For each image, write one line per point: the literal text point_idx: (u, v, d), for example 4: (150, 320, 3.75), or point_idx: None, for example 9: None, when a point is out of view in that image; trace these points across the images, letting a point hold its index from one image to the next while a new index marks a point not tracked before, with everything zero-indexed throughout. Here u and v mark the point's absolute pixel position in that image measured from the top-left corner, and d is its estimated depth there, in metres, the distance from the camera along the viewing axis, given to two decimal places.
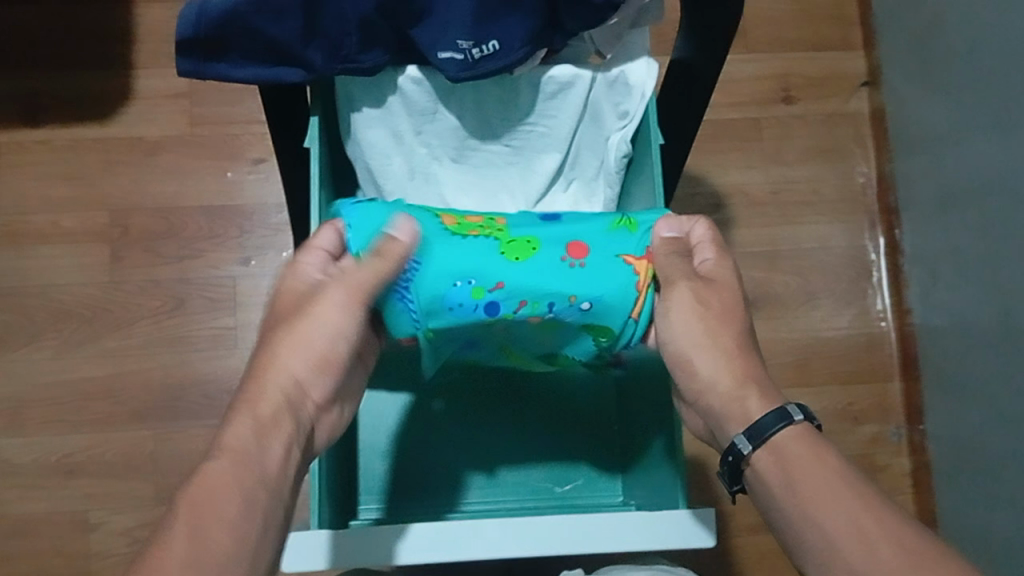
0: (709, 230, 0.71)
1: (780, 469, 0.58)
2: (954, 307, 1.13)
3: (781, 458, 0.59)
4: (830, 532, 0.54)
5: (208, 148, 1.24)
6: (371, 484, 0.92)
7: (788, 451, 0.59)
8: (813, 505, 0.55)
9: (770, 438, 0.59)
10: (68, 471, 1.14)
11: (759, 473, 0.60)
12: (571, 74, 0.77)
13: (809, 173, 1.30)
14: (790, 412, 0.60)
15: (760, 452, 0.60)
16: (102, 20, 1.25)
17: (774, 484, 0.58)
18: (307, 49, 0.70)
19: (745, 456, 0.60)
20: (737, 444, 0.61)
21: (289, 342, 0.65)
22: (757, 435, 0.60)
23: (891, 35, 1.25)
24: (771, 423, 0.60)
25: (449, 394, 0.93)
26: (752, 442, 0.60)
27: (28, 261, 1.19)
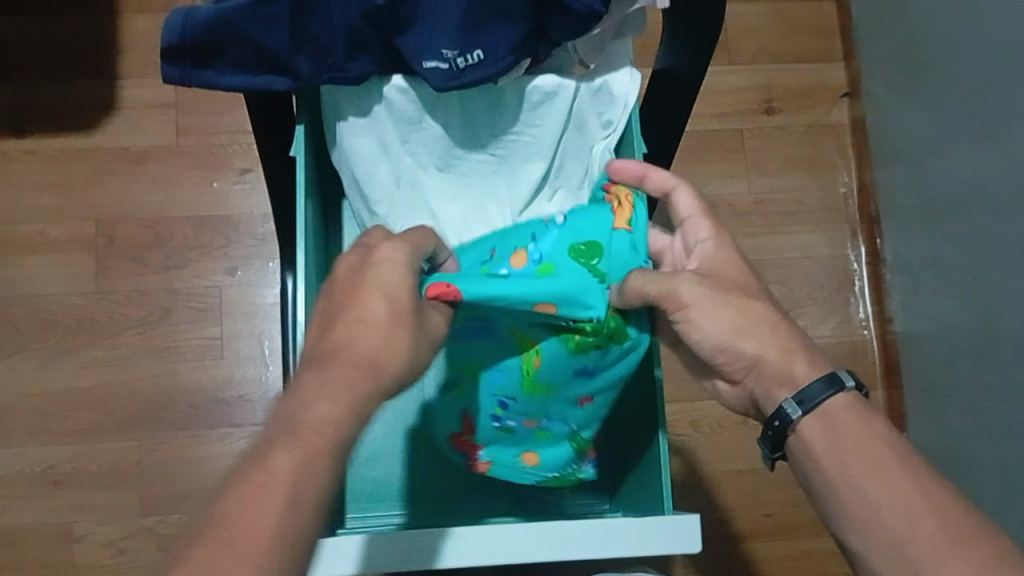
0: (692, 200, 0.73)
1: (826, 435, 0.61)
2: (934, 315, 1.15)
3: (832, 426, 0.61)
4: (871, 499, 0.57)
5: (194, 158, 1.24)
6: (364, 492, 0.92)
7: (837, 418, 0.61)
8: (853, 466, 0.59)
9: (821, 404, 0.62)
10: (55, 482, 1.14)
11: (803, 440, 0.62)
12: (555, 84, 0.78)
13: (791, 183, 1.31)
14: (843, 379, 0.62)
15: (809, 419, 0.62)
16: (86, 31, 1.25)
17: (822, 452, 0.61)
18: (294, 56, 0.70)
19: (793, 421, 0.62)
20: (788, 410, 0.62)
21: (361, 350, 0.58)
22: (808, 400, 0.62)
23: (871, 46, 1.27)
24: (821, 390, 0.62)
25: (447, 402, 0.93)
26: (802, 408, 0.62)
27: (12, 271, 1.19)
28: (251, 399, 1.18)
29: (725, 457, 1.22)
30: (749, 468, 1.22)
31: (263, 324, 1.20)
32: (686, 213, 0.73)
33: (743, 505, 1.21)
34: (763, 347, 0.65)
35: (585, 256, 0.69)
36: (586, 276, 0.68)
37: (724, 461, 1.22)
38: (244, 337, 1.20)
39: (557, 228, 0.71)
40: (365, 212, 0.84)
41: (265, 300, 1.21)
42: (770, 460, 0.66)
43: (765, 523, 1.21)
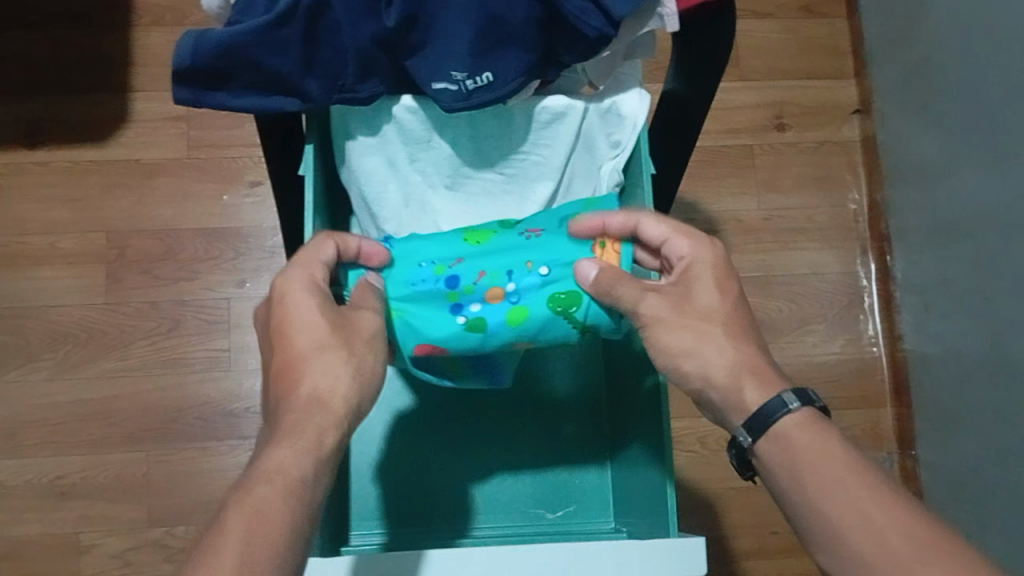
0: (661, 221, 0.68)
1: (785, 459, 0.59)
2: (944, 335, 1.14)
3: (786, 447, 0.59)
4: (835, 520, 0.55)
5: (206, 172, 1.24)
6: (365, 509, 0.91)
7: (793, 441, 0.59)
8: (813, 492, 0.57)
9: (769, 428, 0.60)
10: (62, 493, 1.14)
11: (764, 463, 0.61)
12: (564, 104, 0.78)
13: (801, 200, 1.31)
14: (788, 400, 0.60)
15: (762, 443, 0.60)
16: (101, 45, 1.26)
17: (783, 477, 0.59)
18: (305, 79, 0.71)
19: (748, 447, 0.61)
20: (740, 437, 0.61)
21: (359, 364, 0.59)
22: (757, 426, 0.60)
23: (883, 64, 1.27)
24: (769, 414, 0.60)
25: (445, 421, 0.93)
26: (753, 434, 0.61)
27: (24, 282, 1.20)
28: (257, 413, 1.18)
29: (731, 476, 1.21)
30: (756, 487, 1.22)
31: None
32: (661, 238, 0.68)
33: (749, 523, 1.21)
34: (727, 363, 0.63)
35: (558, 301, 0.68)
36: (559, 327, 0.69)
37: (731, 479, 1.21)
38: (252, 350, 1.20)
39: (540, 281, 0.69)
40: (373, 231, 0.84)
41: None
42: (748, 481, 0.65)
43: (772, 543, 1.21)
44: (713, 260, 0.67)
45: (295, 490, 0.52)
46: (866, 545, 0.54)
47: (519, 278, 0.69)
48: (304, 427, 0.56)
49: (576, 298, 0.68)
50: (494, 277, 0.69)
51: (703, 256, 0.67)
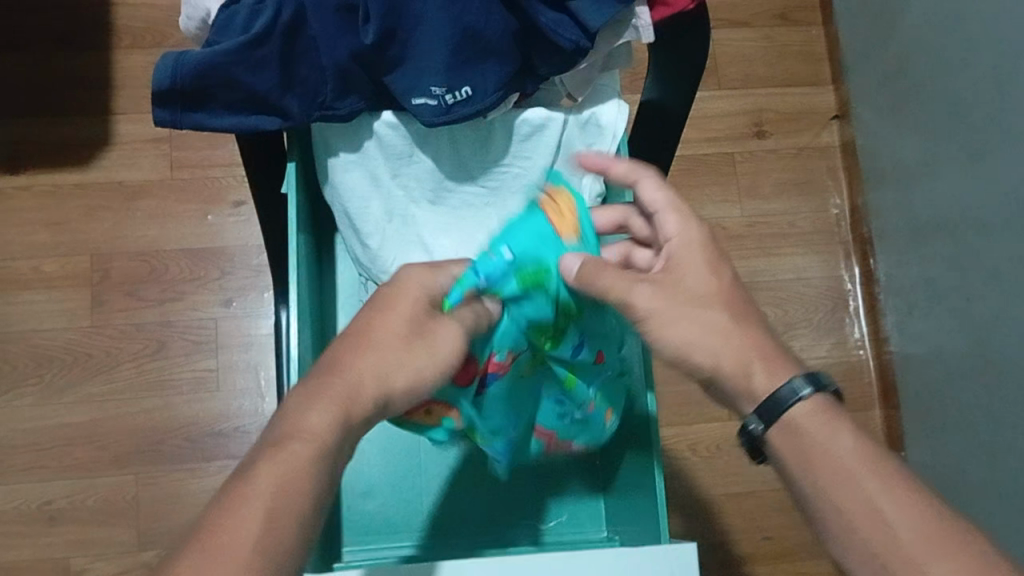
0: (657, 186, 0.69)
1: (794, 448, 0.59)
2: (928, 335, 1.15)
3: (797, 435, 0.59)
4: (839, 506, 0.56)
5: (190, 192, 1.24)
6: (356, 528, 0.91)
7: (803, 427, 0.59)
8: (823, 480, 0.57)
9: (782, 416, 0.59)
10: (51, 518, 1.14)
11: (774, 451, 0.60)
12: (544, 116, 0.79)
13: (783, 206, 1.32)
14: (799, 388, 0.59)
15: (774, 430, 0.60)
16: (81, 69, 1.26)
17: (794, 464, 0.59)
18: (285, 97, 0.71)
19: (759, 435, 0.61)
20: (751, 427, 0.61)
21: (427, 343, 0.63)
22: (768, 413, 0.60)
23: (859, 69, 1.28)
24: (780, 402, 0.59)
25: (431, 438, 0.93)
26: (764, 422, 0.60)
27: (8, 307, 1.19)
28: (247, 431, 1.18)
29: (722, 482, 1.22)
30: (748, 492, 1.22)
31: (259, 355, 1.21)
32: (653, 205, 0.69)
33: (741, 528, 1.21)
34: (720, 357, 0.62)
35: (531, 278, 0.68)
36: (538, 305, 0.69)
37: (723, 484, 1.22)
38: (241, 369, 1.20)
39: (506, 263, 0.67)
40: (357, 245, 0.83)
41: (260, 331, 1.21)
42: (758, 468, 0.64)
43: (766, 547, 1.21)
44: (699, 241, 0.67)
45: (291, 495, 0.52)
46: (857, 544, 0.54)
47: (488, 265, 0.67)
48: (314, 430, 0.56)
49: (543, 271, 0.68)
50: (463, 282, 0.67)
51: (688, 233, 0.67)
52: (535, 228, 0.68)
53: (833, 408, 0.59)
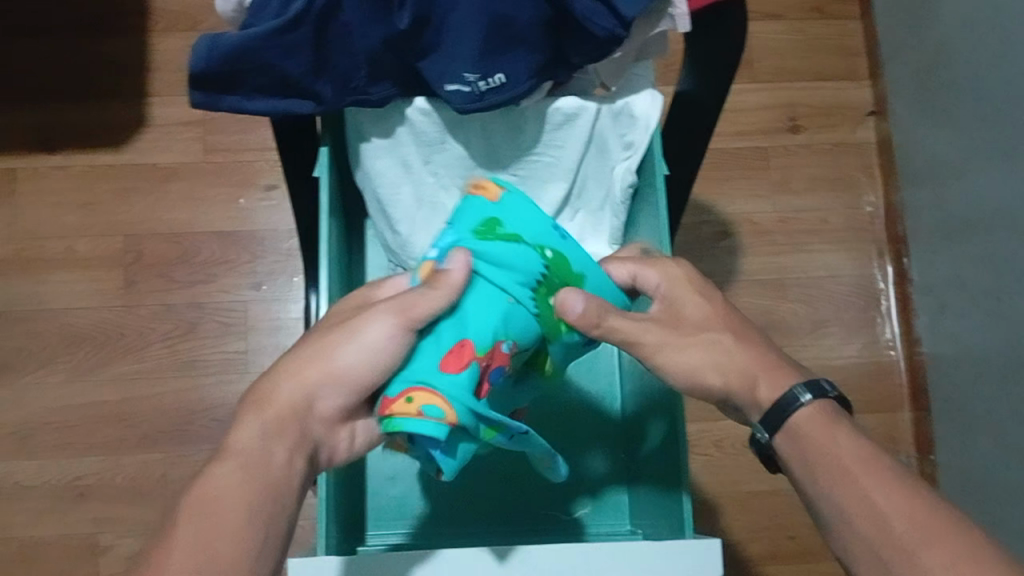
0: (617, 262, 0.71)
1: (796, 452, 0.58)
2: (959, 336, 1.13)
3: (798, 440, 0.58)
4: (839, 506, 0.54)
5: (221, 176, 1.25)
6: (379, 510, 0.91)
7: (805, 432, 0.58)
8: (824, 482, 0.55)
9: (785, 422, 0.59)
10: (79, 495, 1.15)
11: (782, 458, 0.60)
12: (577, 106, 0.78)
13: (815, 202, 1.31)
14: (800, 394, 0.59)
15: (779, 437, 0.60)
16: (117, 51, 1.27)
17: (795, 469, 0.59)
18: (317, 82, 0.71)
19: (766, 443, 0.61)
20: (759, 437, 0.61)
21: (351, 342, 0.63)
22: (771, 421, 0.60)
23: (896, 64, 1.26)
24: (783, 408, 0.60)
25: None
26: (767, 429, 0.60)
27: (41, 286, 1.21)
28: None
29: (746, 479, 1.21)
30: (771, 491, 1.21)
31: (287, 340, 1.21)
32: (629, 277, 0.71)
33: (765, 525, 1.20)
34: (729, 375, 0.64)
35: (493, 234, 0.68)
36: (506, 249, 0.67)
37: (746, 481, 1.21)
38: (268, 353, 1.21)
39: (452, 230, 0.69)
40: (387, 230, 0.85)
41: (288, 315, 1.22)
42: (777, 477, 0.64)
43: (788, 546, 1.20)
44: (686, 276, 0.69)
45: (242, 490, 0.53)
46: None
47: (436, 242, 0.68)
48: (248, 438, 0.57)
49: (494, 224, 0.69)
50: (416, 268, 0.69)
51: (672, 272, 0.70)
52: (474, 195, 0.70)
53: (834, 413, 0.59)
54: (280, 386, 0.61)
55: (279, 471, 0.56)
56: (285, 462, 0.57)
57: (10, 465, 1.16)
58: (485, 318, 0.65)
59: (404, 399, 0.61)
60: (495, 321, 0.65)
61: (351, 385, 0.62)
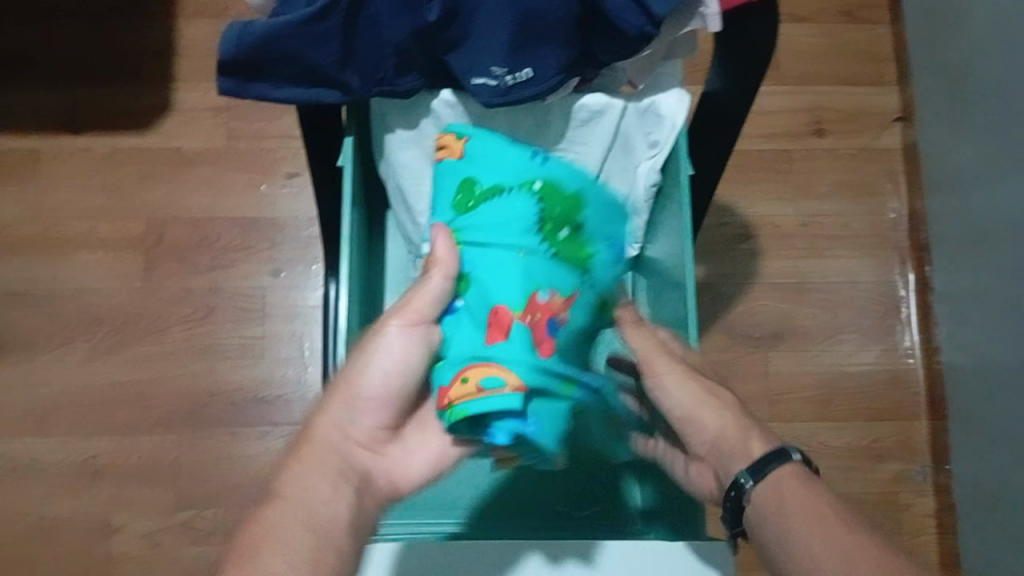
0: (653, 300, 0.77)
1: (775, 502, 0.61)
2: (978, 346, 1.12)
3: (781, 491, 0.61)
4: (805, 549, 0.57)
5: (244, 162, 1.26)
6: (423, 506, 0.91)
7: (787, 485, 0.61)
8: (795, 529, 0.58)
9: (770, 474, 0.62)
10: (94, 474, 1.16)
11: (756, 508, 0.62)
12: (603, 102, 0.78)
13: (838, 207, 1.30)
14: (792, 452, 0.63)
15: (762, 488, 0.62)
16: (145, 35, 1.28)
17: (766, 516, 0.61)
18: (344, 72, 0.71)
19: (746, 490, 0.63)
20: (742, 481, 0.63)
21: (359, 360, 0.66)
22: (759, 470, 0.63)
23: (924, 71, 1.25)
24: (770, 461, 0.63)
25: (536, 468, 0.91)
26: (754, 476, 0.63)
27: (63, 266, 1.22)
28: (289, 400, 1.20)
29: None
30: None
31: (303, 327, 1.22)
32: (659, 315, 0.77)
33: None
34: (723, 424, 0.68)
35: (474, 197, 0.72)
36: (494, 204, 0.71)
37: None
38: (285, 340, 1.21)
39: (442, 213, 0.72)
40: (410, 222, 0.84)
41: (306, 303, 1.23)
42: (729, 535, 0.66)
43: None
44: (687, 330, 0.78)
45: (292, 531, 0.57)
46: None
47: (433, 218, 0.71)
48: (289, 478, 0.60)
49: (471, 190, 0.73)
50: None
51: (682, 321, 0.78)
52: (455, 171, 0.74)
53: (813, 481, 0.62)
54: (315, 426, 0.63)
55: (326, 510, 0.58)
56: (331, 492, 0.60)
57: (27, 442, 1.17)
58: (506, 280, 0.68)
59: (460, 382, 0.63)
60: (520, 276, 0.68)
61: (376, 400, 0.65)
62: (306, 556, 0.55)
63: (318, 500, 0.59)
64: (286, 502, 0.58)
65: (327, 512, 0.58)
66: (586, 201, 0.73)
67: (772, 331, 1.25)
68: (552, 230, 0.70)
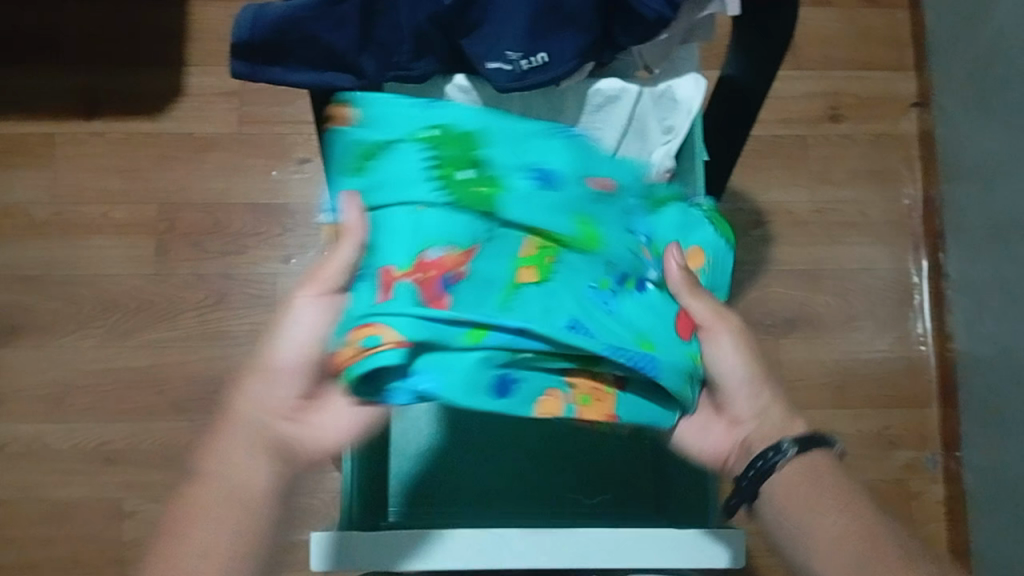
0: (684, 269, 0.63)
1: (809, 483, 0.62)
2: (997, 336, 1.11)
3: (816, 474, 0.62)
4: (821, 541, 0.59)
5: (256, 147, 1.25)
6: (433, 490, 0.90)
7: (820, 467, 0.63)
8: (820, 515, 0.60)
9: (811, 451, 0.63)
10: (108, 458, 1.17)
11: (790, 477, 0.63)
12: (618, 87, 0.77)
13: (853, 193, 1.29)
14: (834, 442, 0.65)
15: (797, 461, 0.63)
16: (159, 18, 1.27)
17: (798, 496, 0.62)
18: (361, 56, 0.70)
19: (785, 453, 0.63)
20: (784, 446, 0.63)
21: (280, 336, 0.61)
22: (801, 441, 0.64)
23: (945, 56, 1.24)
24: (813, 441, 0.64)
25: (549, 448, 0.90)
26: (796, 444, 0.63)
27: (77, 251, 1.22)
28: None
29: None
30: None
31: None
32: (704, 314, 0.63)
33: None
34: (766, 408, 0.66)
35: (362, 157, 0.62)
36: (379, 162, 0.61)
37: None
38: None
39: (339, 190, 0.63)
40: None
41: None
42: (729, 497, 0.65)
43: None
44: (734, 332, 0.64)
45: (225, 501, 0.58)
46: None
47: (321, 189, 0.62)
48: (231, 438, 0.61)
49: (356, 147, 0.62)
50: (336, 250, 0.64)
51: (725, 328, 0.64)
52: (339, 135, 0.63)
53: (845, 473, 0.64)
54: (245, 396, 0.61)
55: (252, 491, 0.59)
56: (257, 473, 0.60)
57: (41, 426, 1.18)
58: (397, 241, 0.58)
59: (346, 347, 0.54)
60: (413, 238, 0.58)
61: (306, 371, 0.61)
62: (227, 550, 0.56)
63: (238, 486, 0.59)
64: (211, 489, 0.58)
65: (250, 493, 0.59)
66: (490, 139, 0.61)
67: (785, 318, 1.24)
68: (450, 175, 0.60)
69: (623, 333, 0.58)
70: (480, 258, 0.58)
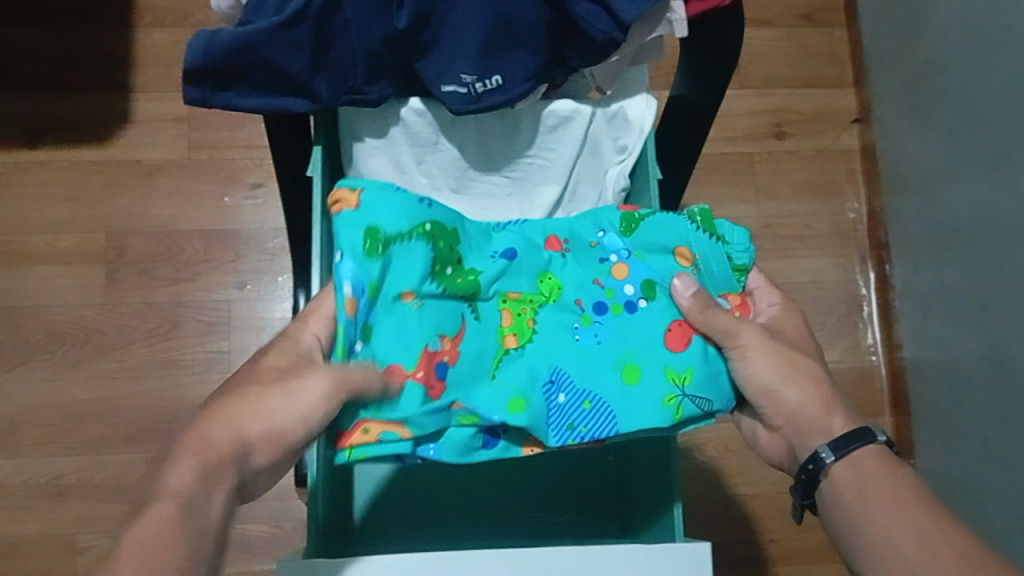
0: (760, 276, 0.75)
1: (854, 483, 0.61)
2: (943, 342, 1.15)
3: (860, 473, 0.61)
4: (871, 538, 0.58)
5: (207, 172, 1.24)
6: (398, 514, 0.90)
7: (865, 465, 0.61)
8: (871, 509, 0.59)
9: (852, 452, 0.62)
10: (59, 494, 1.14)
11: (834, 485, 0.62)
12: (571, 108, 0.79)
13: (800, 208, 1.32)
14: (876, 432, 0.63)
15: (841, 465, 0.62)
16: (102, 44, 1.26)
17: (851, 498, 0.60)
18: (315, 79, 0.71)
19: (825, 464, 0.62)
20: (821, 455, 0.62)
21: (249, 409, 0.56)
22: (838, 446, 0.62)
23: (883, 73, 1.28)
24: (851, 440, 0.62)
25: (513, 469, 0.91)
26: (834, 453, 0.62)
27: (21, 281, 1.19)
28: None
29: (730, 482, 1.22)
30: (754, 494, 1.22)
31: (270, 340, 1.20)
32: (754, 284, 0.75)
33: (746, 527, 1.22)
34: (805, 399, 0.67)
35: (380, 243, 0.66)
36: (394, 258, 0.67)
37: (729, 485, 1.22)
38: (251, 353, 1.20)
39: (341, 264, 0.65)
40: None
41: (272, 314, 1.21)
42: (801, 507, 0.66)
43: (771, 548, 1.22)
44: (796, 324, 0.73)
45: (183, 517, 0.48)
46: None
47: (339, 275, 0.65)
48: (196, 447, 0.53)
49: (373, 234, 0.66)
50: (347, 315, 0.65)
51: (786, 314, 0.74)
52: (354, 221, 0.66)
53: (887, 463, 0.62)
54: (215, 424, 0.54)
55: (212, 519, 0.50)
56: (222, 503, 0.51)
57: None
58: (406, 329, 0.66)
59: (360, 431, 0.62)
60: (422, 331, 0.66)
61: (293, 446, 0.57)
62: (164, 555, 0.46)
63: (201, 498, 0.50)
64: (165, 499, 0.49)
65: (210, 523, 0.49)
66: (467, 234, 0.71)
67: None
68: (442, 270, 0.68)
69: (604, 369, 0.68)
70: (469, 338, 0.67)
